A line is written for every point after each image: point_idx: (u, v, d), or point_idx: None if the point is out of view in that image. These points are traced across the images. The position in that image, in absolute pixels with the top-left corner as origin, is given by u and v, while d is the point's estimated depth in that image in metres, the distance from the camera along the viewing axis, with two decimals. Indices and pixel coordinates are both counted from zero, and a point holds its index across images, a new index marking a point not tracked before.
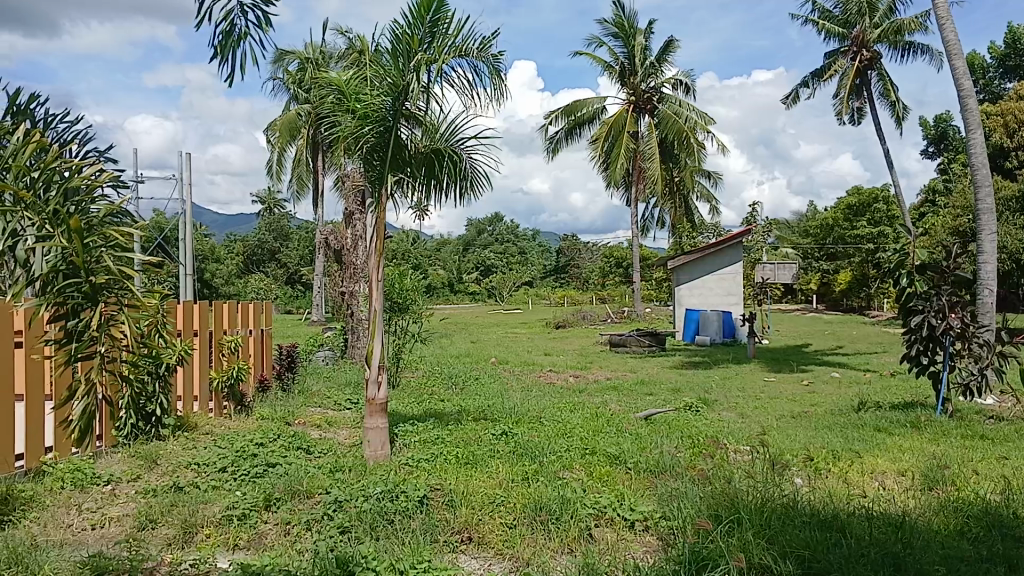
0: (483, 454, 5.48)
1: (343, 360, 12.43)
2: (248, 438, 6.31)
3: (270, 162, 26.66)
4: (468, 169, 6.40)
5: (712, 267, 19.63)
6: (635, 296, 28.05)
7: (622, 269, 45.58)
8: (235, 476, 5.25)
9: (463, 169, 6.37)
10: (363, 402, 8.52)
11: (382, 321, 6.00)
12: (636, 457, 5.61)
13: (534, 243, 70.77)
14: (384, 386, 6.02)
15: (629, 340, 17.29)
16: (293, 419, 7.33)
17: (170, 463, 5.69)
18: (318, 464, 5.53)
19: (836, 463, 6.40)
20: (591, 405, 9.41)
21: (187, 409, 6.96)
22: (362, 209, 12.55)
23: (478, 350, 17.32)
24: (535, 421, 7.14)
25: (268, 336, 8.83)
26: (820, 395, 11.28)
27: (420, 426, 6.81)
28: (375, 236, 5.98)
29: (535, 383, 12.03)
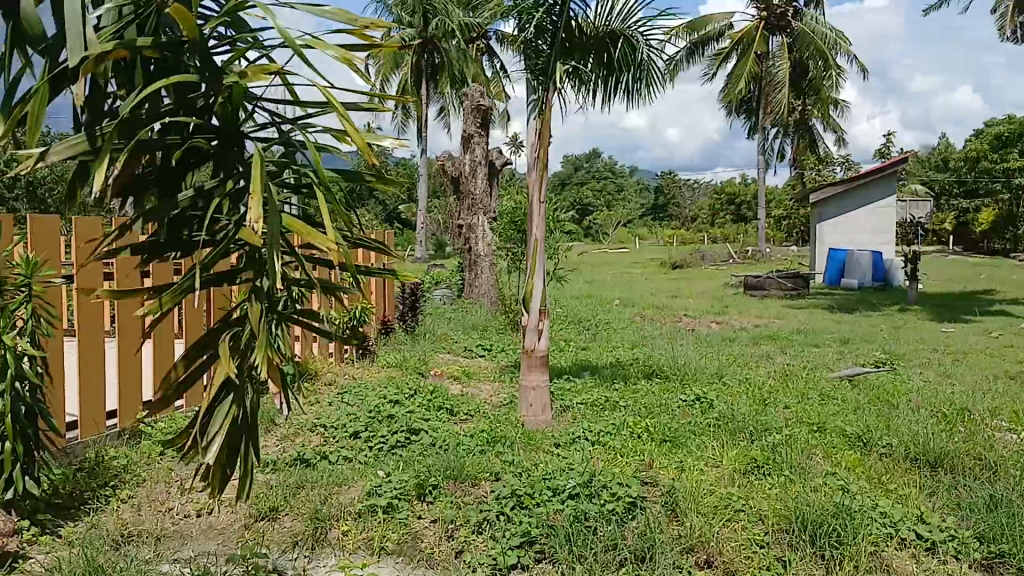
0: (683, 428, 4.21)
1: (460, 300, 11.33)
2: (379, 393, 5.26)
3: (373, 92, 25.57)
4: (646, 60, 5.03)
5: (861, 201, 17.76)
6: (758, 236, 26.09)
7: (733, 206, 43.16)
8: (371, 446, 4.21)
9: (639, 59, 5.01)
10: (499, 349, 7.39)
11: (542, 256, 4.73)
12: (886, 437, 4.24)
13: (634, 180, 68.34)
14: (545, 334, 4.80)
15: (767, 283, 15.61)
16: (427, 368, 6.28)
17: (290, 424, 4.70)
18: (470, 432, 4.41)
19: None
20: (759, 358, 7.99)
21: (306, 352, 6.14)
22: (482, 131, 11.28)
23: (597, 291, 16.05)
24: (718, 379, 5.82)
25: (389, 272, 7.83)
26: (1023, 347, 9.47)
27: (581, 381, 5.60)
28: (539, 144, 4.70)
29: (675, 329, 10.67)
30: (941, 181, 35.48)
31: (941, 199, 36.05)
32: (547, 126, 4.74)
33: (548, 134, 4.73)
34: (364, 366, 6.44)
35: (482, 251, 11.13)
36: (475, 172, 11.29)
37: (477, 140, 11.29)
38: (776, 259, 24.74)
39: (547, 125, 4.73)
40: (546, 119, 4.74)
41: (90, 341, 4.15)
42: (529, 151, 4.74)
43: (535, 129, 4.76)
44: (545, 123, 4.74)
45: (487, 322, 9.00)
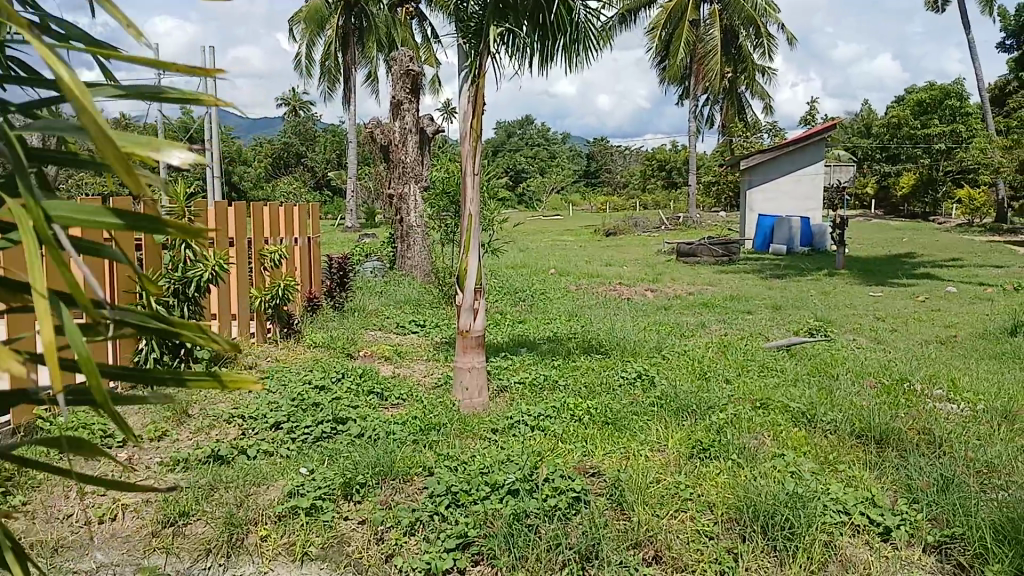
0: (624, 409, 4.04)
1: (392, 272, 10.99)
2: (303, 378, 4.93)
3: (298, 54, 24.70)
4: (580, 21, 4.74)
5: (789, 166, 18.03)
6: (689, 201, 26.33)
7: (664, 172, 43.54)
8: (294, 440, 3.91)
9: (574, 21, 4.70)
10: (432, 325, 7.11)
11: (477, 232, 4.46)
12: (829, 412, 4.15)
13: (566, 146, 68.30)
14: (481, 314, 4.54)
15: (700, 250, 15.65)
16: (356, 348, 5.95)
17: (204, 416, 4.36)
18: (401, 419, 4.16)
19: None
20: (695, 328, 7.91)
21: (224, 333, 5.73)
22: (411, 98, 10.83)
23: (532, 259, 15.89)
24: (658, 352, 5.69)
25: (315, 245, 7.42)
26: (948, 311, 9.66)
27: (518, 358, 5.38)
28: (472, 110, 4.40)
29: (610, 299, 10.57)
30: (864, 146, 36.36)
31: (864, 164, 37.01)
32: (480, 89, 4.43)
33: (482, 99, 4.42)
34: (288, 347, 6.09)
35: (414, 222, 10.79)
36: (405, 138, 10.88)
37: (406, 106, 10.85)
38: (707, 225, 25.00)
39: (480, 90, 4.42)
40: (479, 83, 4.44)
41: None
42: (461, 116, 4.46)
43: (468, 94, 4.46)
44: (478, 86, 4.44)
45: (419, 296, 8.70)
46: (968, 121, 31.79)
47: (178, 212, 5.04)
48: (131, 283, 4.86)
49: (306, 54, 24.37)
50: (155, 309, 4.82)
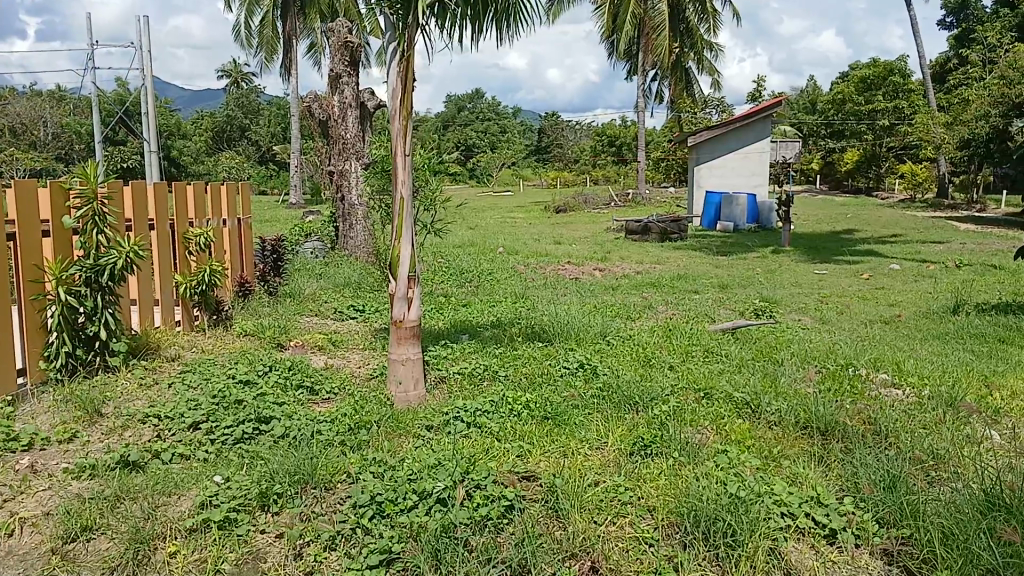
0: (563, 403, 3.88)
1: (334, 252, 10.67)
2: (228, 372, 4.65)
3: (237, 24, 23.90)
4: None
5: (736, 143, 18.06)
6: (638, 178, 26.31)
7: (614, 148, 43.56)
8: (212, 444, 3.65)
9: None
10: (372, 310, 6.85)
11: (409, 215, 4.21)
12: (774, 401, 4.04)
13: (516, 121, 67.85)
14: (416, 303, 4.31)
15: (650, 227, 15.58)
16: (289, 337, 5.67)
17: (117, 416, 4.06)
18: (329, 417, 3.93)
19: (1005, 382, 4.83)
20: (642, 310, 7.81)
21: (146, 323, 5.40)
22: (351, 71, 10.49)
23: (480, 238, 15.67)
24: (603, 338, 5.54)
25: (246, 226, 7.08)
26: (891, 289, 9.72)
27: (457, 346, 5.17)
28: (402, 86, 4.16)
29: (558, 279, 10.41)
30: (810, 122, 36.76)
31: (810, 140, 37.47)
32: (408, 64, 4.21)
33: (411, 74, 4.21)
34: (216, 336, 5.79)
35: (356, 201, 10.54)
36: (345, 113, 10.52)
37: (346, 79, 10.48)
38: (656, 201, 25.04)
39: (408, 66, 4.21)
40: (407, 57, 4.20)
41: None
42: (390, 91, 4.19)
43: (396, 68, 4.21)
44: (406, 61, 4.21)
45: (360, 278, 8.42)
46: (910, 98, 32.31)
47: (89, 194, 4.67)
48: (38, 271, 4.49)
49: (245, 24, 23.60)
50: (65, 299, 4.45)
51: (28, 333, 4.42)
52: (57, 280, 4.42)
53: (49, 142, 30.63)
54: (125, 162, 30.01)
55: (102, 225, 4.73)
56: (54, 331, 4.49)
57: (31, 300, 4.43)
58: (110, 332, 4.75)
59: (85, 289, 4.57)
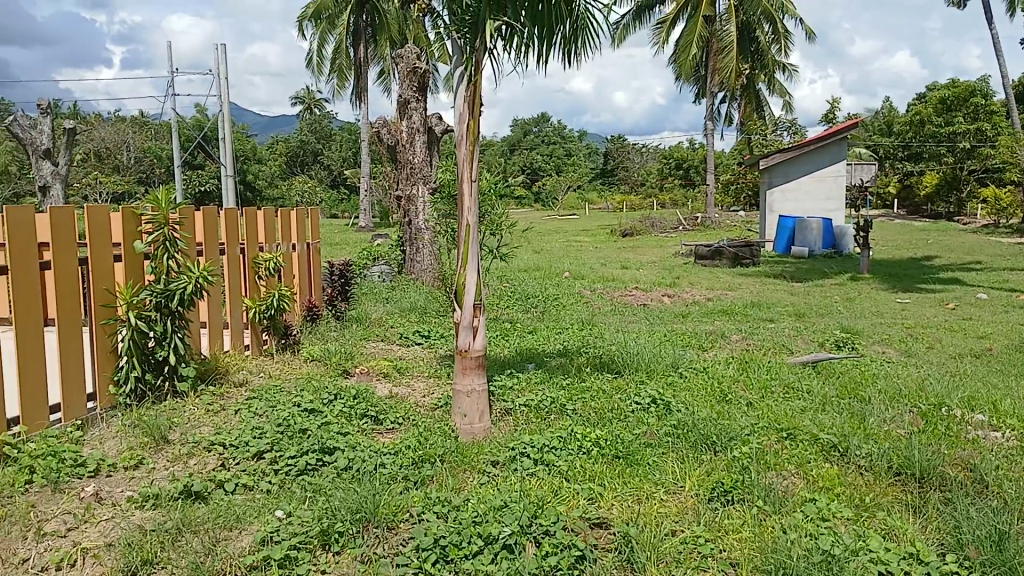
0: (636, 443, 3.70)
1: (400, 276, 10.70)
2: (294, 400, 4.61)
3: (310, 52, 24.53)
4: (582, 11, 4.37)
5: (811, 167, 17.59)
6: (708, 201, 25.86)
7: (682, 171, 43.07)
8: (275, 475, 3.59)
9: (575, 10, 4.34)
10: (437, 336, 6.78)
11: (476, 242, 4.11)
12: (862, 444, 3.78)
13: (582, 144, 67.84)
14: (482, 333, 4.19)
15: (721, 253, 15.23)
16: (354, 363, 5.63)
17: (184, 442, 4.05)
18: (393, 449, 3.83)
19: None
20: (714, 341, 7.54)
21: (215, 347, 5.43)
22: (419, 96, 10.57)
23: (546, 262, 15.55)
24: (675, 371, 5.33)
25: (315, 251, 7.11)
26: (980, 320, 9.19)
27: (524, 377, 5.03)
28: (468, 111, 4.07)
29: (626, 306, 10.19)
30: (886, 144, 35.66)
31: (886, 163, 36.34)
32: (476, 88, 4.12)
33: (478, 97, 4.12)
34: (283, 361, 5.79)
35: (422, 225, 10.56)
36: (413, 138, 10.58)
37: (414, 105, 10.57)
38: (726, 225, 24.55)
39: (475, 89, 4.11)
40: (474, 82, 4.11)
41: None
42: (456, 116, 4.10)
43: (463, 92, 4.13)
44: (473, 84, 4.12)
45: (426, 303, 8.38)
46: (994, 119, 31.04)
47: (162, 219, 4.71)
48: (110, 296, 4.56)
49: (318, 52, 24.20)
50: (135, 323, 4.49)
51: (99, 356, 4.47)
52: (127, 305, 4.47)
53: (132, 166, 31.88)
54: (203, 186, 31.00)
55: (174, 250, 4.77)
56: (124, 354, 4.54)
57: (101, 326, 4.48)
58: (179, 357, 4.78)
59: (155, 314, 4.61)
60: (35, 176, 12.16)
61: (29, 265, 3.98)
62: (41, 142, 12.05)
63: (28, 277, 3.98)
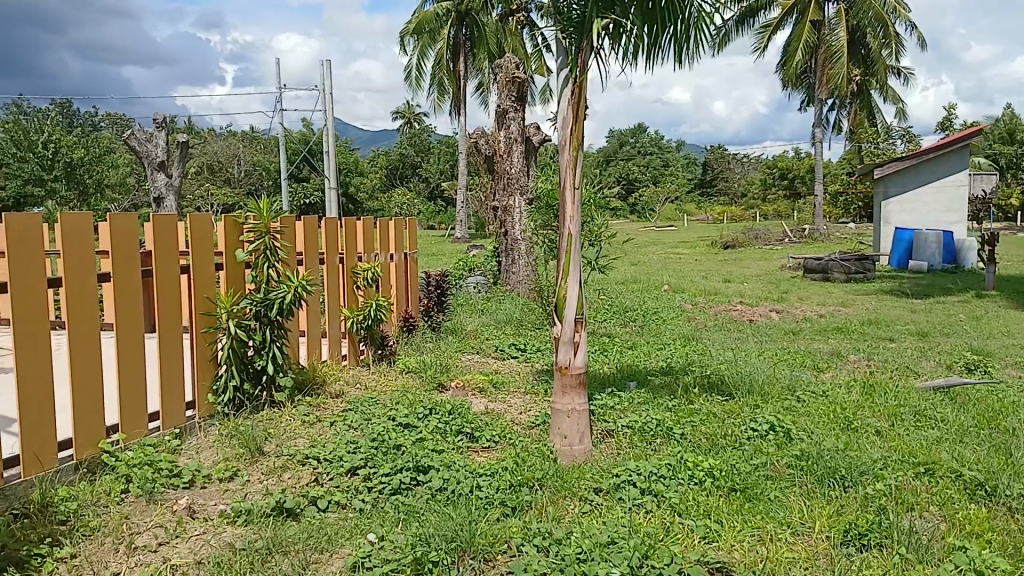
0: (754, 477, 3.37)
1: (496, 287, 10.60)
2: (388, 412, 4.48)
3: (409, 67, 24.95)
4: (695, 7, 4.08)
5: (929, 177, 16.58)
6: (815, 213, 24.81)
7: (786, 181, 41.67)
8: (367, 494, 3.44)
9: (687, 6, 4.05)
10: (533, 350, 6.57)
11: (577, 253, 3.87)
12: (1013, 484, 3.33)
13: (680, 154, 66.75)
14: (583, 349, 3.93)
15: (831, 267, 14.50)
16: (450, 376, 5.48)
17: (278, 455, 3.97)
18: (489, 470, 3.62)
19: None
20: (828, 362, 7.06)
21: (312, 357, 5.38)
22: (518, 106, 10.43)
23: (644, 275, 15.17)
24: (790, 394, 4.95)
25: (412, 261, 7.03)
26: None
27: (626, 396, 4.74)
28: (572, 114, 3.85)
29: (729, 323, 9.74)
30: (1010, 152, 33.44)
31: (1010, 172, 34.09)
32: (580, 89, 3.89)
33: (583, 99, 3.89)
34: (379, 372, 5.70)
35: (519, 236, 10.46)
36: (511, 148, 10.47)
37: (512, 115, 10.45)
38: (834, 238, 23.48)
39: (580, 91, 3.88)
40: (578, 83, 3.88)
41: (31, 350, 3.43)
42: (559, 121, 3.88)
43: (566, 94, 3.90)
44: (578, 85, 3.89)
45: (523, 315, 8.20)
46: None
47: (262, 228, 4.71)
48: (211, 304, 4.56)
49: (417, 66, 24.59)
50: (234, 332, 4.47)
51: (198, 364, 4.48)
52: (227, 313, 4.47)
53: (242, 179, 33.18)
54: (308, 198, 31.96)
55: (274, 259, 4.76)
56: (223, 363, 4.52)
57: (200, 334, 4.48)
58: (277, 366, 4.73)
59: (254, 323, 4.59)
60: (151, 187, 12.66)
61: (133, 273, 4.02)
62: (156, 155, 12.55)
63: (132, 286, 4.02)
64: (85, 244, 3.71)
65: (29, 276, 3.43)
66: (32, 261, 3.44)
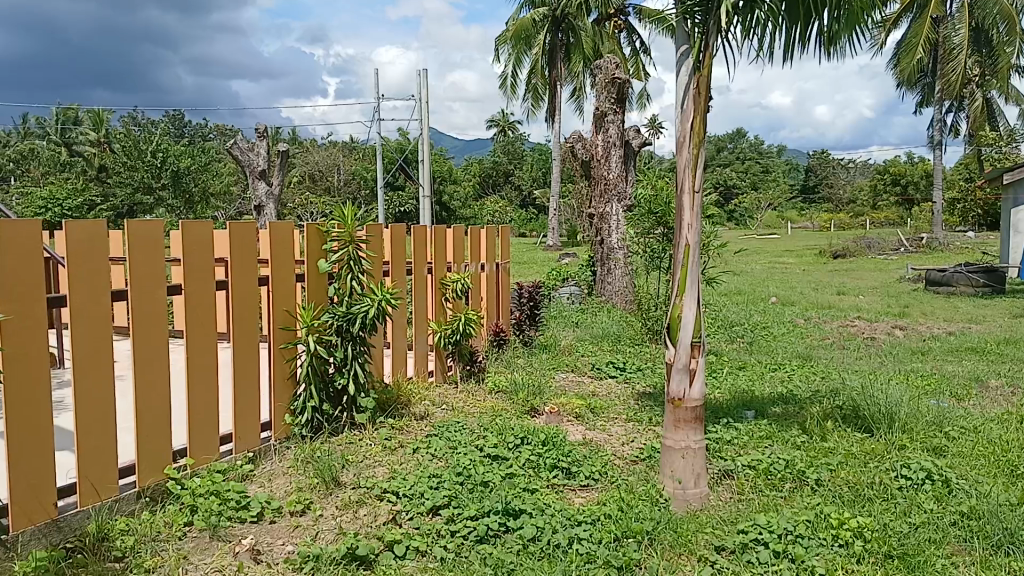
0: (915, 544, 2.77)
1: (591, 298, 10.12)
2: (477, 440, 4.05)
3: (504, 74, 24.77)
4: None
5: None
6: (933, 221, 23.20)
7: (898, 187, 39.46)
8: (450, 542, 3.01)
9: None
10: (634, 369, 6.04)
11: (695, 268, 3.37)
12: None
13: (782, 160, 64.49)
14: (700, 378, 3.41)
15: (956, 280, 13.32)
16: (544, 398, 5.02)
17: (355, 487, 3.60)
18: (590, 517, 3.14)
19: None
20: (969, 390, 6.24)
21: (397, 374, 5.02)
22: (618, 109, 9.89)
23: (749, 286, 14.38)
24: (939, 432, 4.26)
25: (505, 271, 6.62)
26: None
27: (744, 429, 4.25)
28: (695, 106, 3.32)
29: (846, 342, 8.94)
30: None
31: None
32: (704, 77, 3.36)
33: (705, 89, 3.35)
34: (468, 391, 5.30)
35: (616, 244, 9.92)
36: (609, 153, 9.95)
37: (611, 118, 9.91)
38: (955, 247, 21.87)
39: (705, 80, 3.36)
40: (702, 71, 3.35)
41: (92, 368, 3.18)
42: (678, 114, 3.38)
43: (687, 83, 3.37)
44: (701, 73, 3.36)
45: (621, 329, 7.68)
46: None
47: (347, 238, 4.36)
48: (292, 318, 4.25)
49: (512, 73, 24.38)
50: (314, 348, 4.13)
51: (277, 383, 4.17)
52: (307, 328, 4.14)
53: (340, 188, 33.80)
54: (402, 206, 32.26)
55: (358, 271, 4.40)
56: (301, 380, 4.19)
57: (280, 350, 4.17)
58: (358, 386, 4.37)
59: (335, 339, 4.26)
60: (252, 196, 12.73)
61: (207, 286, 3.73)
62: (257, 163, 12.61)
63: (206, 299, 3.72)
64: (153, 254, 3.44)
65: (90, 290, 3.18)
66: (92, 272, 3.18)
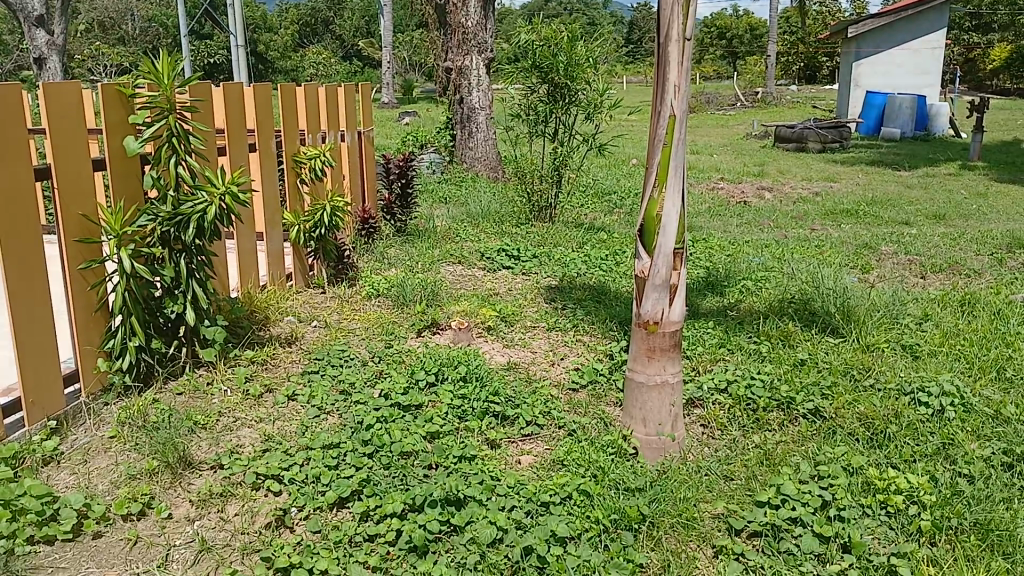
0: (984, 506, 2.18)
1: (451, 165, 9.07)
2: (376, 379, 3.09)
3: None
4: None
5: (905, 36, 15.48)
6: (768, 75, 23.57)
7: (722, 41, 40.12)
8: (375, 555, 2.10)
9: None
10: (529, 255, 5.20)
11: (681, 151, 2.47)
12: None
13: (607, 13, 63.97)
14: (679, 295, 2.58)
15: (807, 135, 13.31)
16: (439, 304, 4.10)
17: (218, 467, 2.57)
18: (558, 495, 2.32)
19: None
20: (866, 258, 5.97)
21: (248, 288, 3.85)
22: None
23: None
24: (897, 323, 3.78)
25: (368, 142, 5.41)
26: None
27: (694, 337, 3.55)
28: None
29: (722, 207, 8.51)
30: None
31: None
32: None
33: None
34: (338, 298, 4.26)
35: (477, 102, 8.83)
36: None
37: None
38: (787, 101, 22.36)
39: None
40: None
41: None
42: None
43: None
44: None
45: (498, 206, 6.76)
46: None
47: (165, 104, 3.05)
48: (93, 226, 2.97)
49: None
50: (130, 268, 2.90)
51: (78, 317, 2.94)
52: (117, 239, 2.91)
53: (137, 37, 29.48)
54: (212, 58, 28.74)
55: (184, 151, 3.13)
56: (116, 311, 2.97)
57: (76, 272, 2.91)
58: (199, 311, 3.21)
59: (160, 250, 3.05)
60: (29, 48, 10.26)
61: None
62: (34, 8, 10.05)
63: None
64: None
65: None
66: None
